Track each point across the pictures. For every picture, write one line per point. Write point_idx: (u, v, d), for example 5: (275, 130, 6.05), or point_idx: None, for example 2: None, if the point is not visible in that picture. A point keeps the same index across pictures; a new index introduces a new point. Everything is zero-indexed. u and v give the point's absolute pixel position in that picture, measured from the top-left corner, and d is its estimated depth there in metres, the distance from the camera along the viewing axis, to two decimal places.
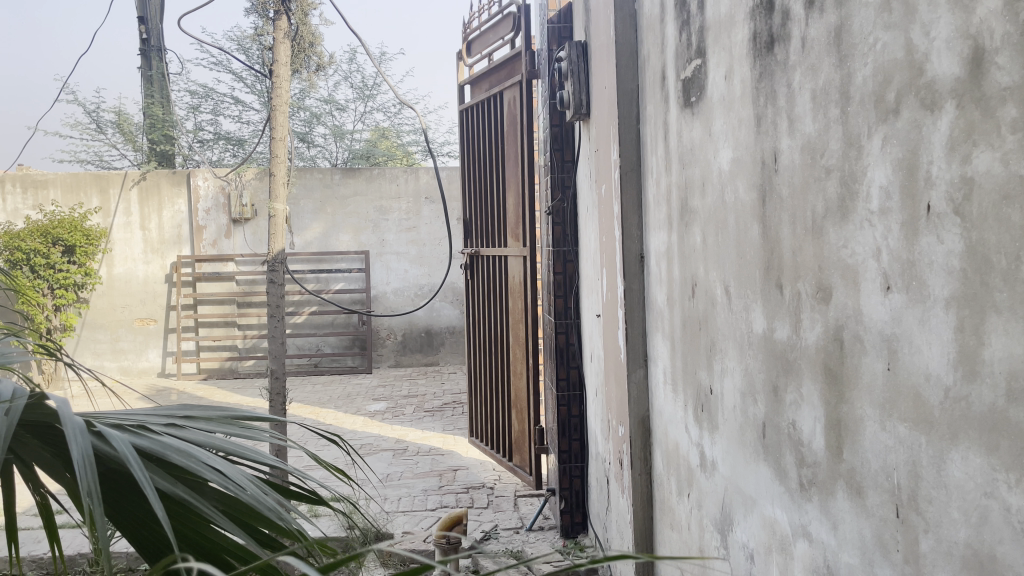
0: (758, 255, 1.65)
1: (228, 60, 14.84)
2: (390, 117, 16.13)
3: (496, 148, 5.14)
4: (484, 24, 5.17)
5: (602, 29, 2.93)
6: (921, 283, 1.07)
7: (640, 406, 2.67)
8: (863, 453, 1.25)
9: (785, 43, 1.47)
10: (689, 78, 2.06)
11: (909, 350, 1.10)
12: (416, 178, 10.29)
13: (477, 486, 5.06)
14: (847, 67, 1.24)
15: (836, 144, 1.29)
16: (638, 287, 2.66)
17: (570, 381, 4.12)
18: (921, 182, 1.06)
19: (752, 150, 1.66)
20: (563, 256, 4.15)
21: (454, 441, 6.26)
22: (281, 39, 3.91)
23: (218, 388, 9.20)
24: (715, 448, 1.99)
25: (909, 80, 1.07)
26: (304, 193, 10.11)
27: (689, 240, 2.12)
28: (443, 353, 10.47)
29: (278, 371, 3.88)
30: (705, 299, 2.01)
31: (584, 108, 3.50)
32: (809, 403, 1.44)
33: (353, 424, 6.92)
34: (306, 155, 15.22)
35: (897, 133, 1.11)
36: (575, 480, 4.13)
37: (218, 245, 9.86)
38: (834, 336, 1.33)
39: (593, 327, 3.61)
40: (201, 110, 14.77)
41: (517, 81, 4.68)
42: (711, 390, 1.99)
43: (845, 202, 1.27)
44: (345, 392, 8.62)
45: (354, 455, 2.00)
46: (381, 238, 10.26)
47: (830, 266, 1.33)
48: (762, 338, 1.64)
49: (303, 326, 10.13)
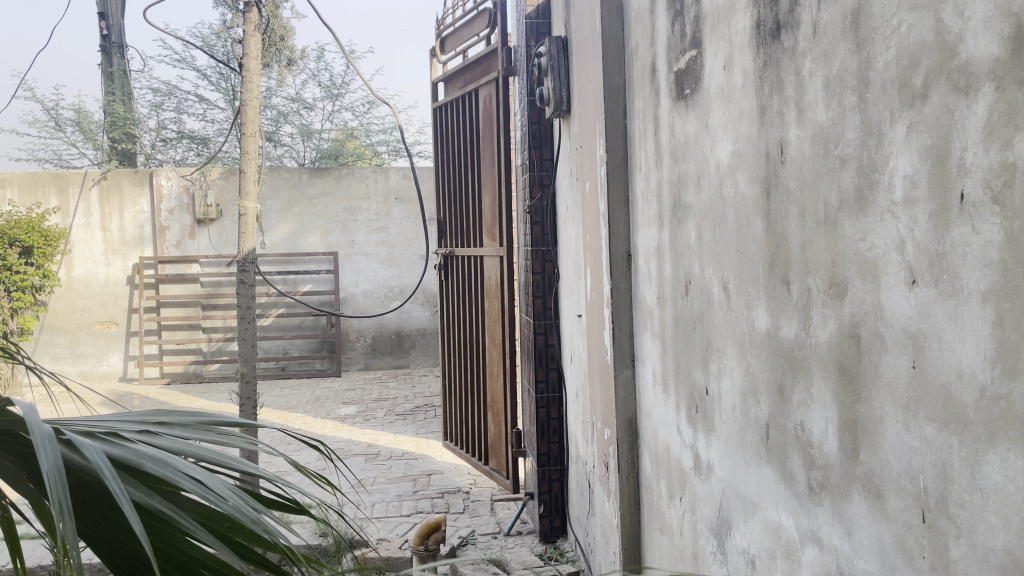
0: (761, 251, 1.60)
1: (191, 57, 14.55)
2: (358, 116, 15.94)
3: (471, 146, 5.06)
4: (458, 20, 5.09)
5: (585, 24, 2.88)
6: (952, 276, 1.02)
7: (626, 407, 2.61)
8: (883, 455, 1.19)
9: (794, 30, 1.42)
10: (683, 70, 2.00)
11: (938, 347, 1.05)
12: (386, 177, 10.16)
13: (453, 490, 4.98)
14: (866, 52, 1.19)
15: (853, 132, 1.24)
16: (625, 285, 2.60)
17: (548, 383, 4.05)
18: (954, 169, 1.01)
19: (755, 142, 1.61)
20: (542, 255, 4.06)
21: (428, 445, 6.16)
22: (252, 33, 3.79)
23: (182, 393, 8.98)
24: (711, 450, 1.93)
25: (939, 63, 1.03)
26: (271, 193, 9.95)
27: (683, 237, 2.06)
28: (414, 355, 10.35)
29: (248, 375, 3.75)
30: (700, 297, 1.96)
31: (564, 104, 3.43)
32: (819, 403, 1.39)
33: (322, 429, 6.79)
34: (272, 155, 14.99)
35: (925, 119, 1.06)
36: (554, 484, 4.05)
37: (182, 246, 9.63)
38: (849, 333, 1.28)
39: (574, 327, 3.55)
40: (164, 108, 14.47)
41: (492, 78, 4.61)
42: (706, 390, 1.94)
43: (862, 193, 1.22)
44: (314, 395, 8.47)
45: (335, 460, 1.91)
46: (351, 239, 10.13)
47: (846, 260, 1.27)
48: (766, 337, 1.59)
49: (270, 329, 9.95)
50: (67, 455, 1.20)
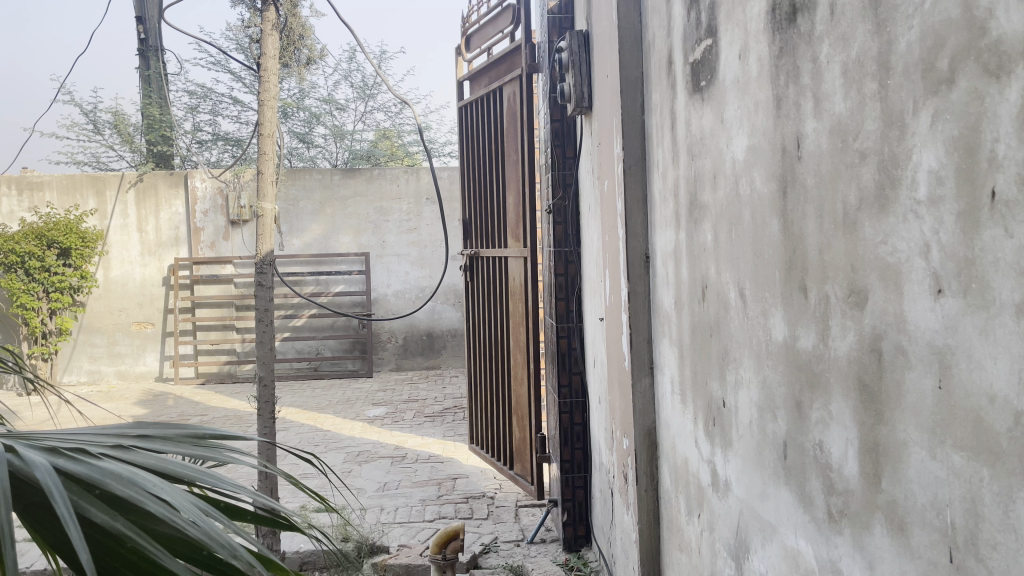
0: (777, 254, 1.47)
1: (226, 60, 14.70)
2: (391, 116, 15.97)
3: (495, 145, 4.97)
4: (483, 17, 5.00)
5: (603, 15, 2.77)
6: (983, 286, 0.89)
7: (645, 417, 2.49)
8: (907, 483, 1.06)
9: (810, 13, 1.29)
10: (699, 61, 1.88)
11: (967, 366, 0.92)
12: (417, 178, 10.15)
13: (477, 495, 4.89)
14: (887, 34, 1.07)
15: (873, 123, 1.11)
16: (644, 289, 2.48)
17: (572, 388, 3.96)
18: (984, 164, 0.88)
19: (771, 136, 1.48)
20: (564, 257, 3.97)
21: (455, 448, 6.09)
22: (269, 32, 3.75)
23: (216, 393, 9.04)
24: (729, 466, 1.81)
25: (967, 42, 0.90)
26: (303, 195, 9.99)
27: (699, 239, 1.94)
28: (445, 356, 10.30)
29: (266, 378, 3.71)
30: (717, 303, 1.83)
31: (585, 100, 3.32)
32: (839, 422, 1.26)
33: (350, 430, 6.75)
34: (305, 156, 15.10)
35: (952, 107, 0.93)
36: (577, 491, 3.94)
37: (216, 247, 9.70)
38: (870, 346, 1.15)
39: (596, 330, 3.44)
40: (200, 110, 14.66)
41: (517, 75, 4.51)
42: (724, 403, 1.81)
43: (883, 191, 1.09)
44: (344, 396, 8.45)
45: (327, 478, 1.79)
46: (382, 239, 10.13)
47: (866, 264, 1.15)
48: (783, 347, 1.47)
49: (303, 329, 9.98)
50: (23, 471, 1.10)
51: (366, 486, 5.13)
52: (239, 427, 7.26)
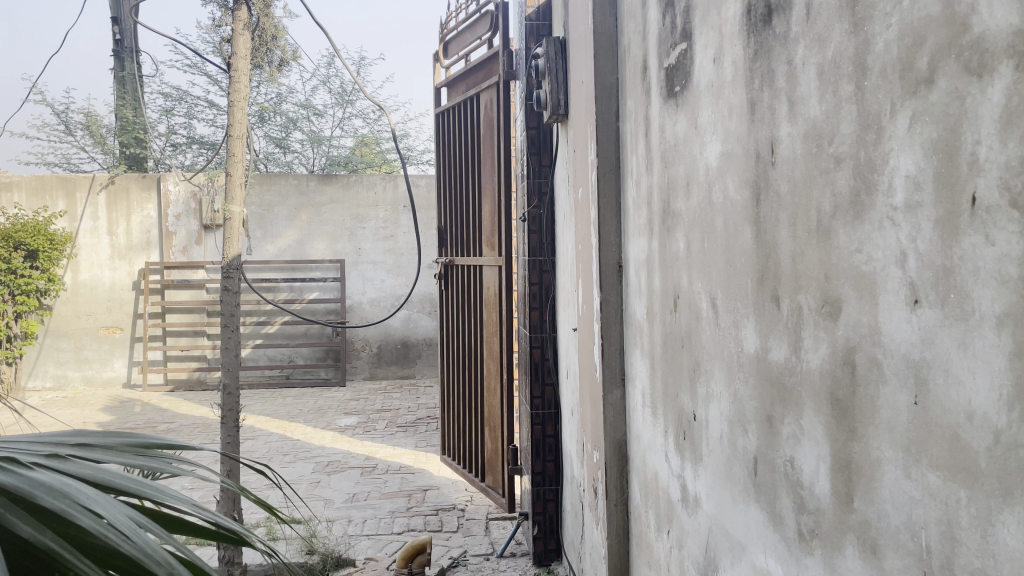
0: (749, 263, 1.43)
1: (202, 63, 14.56)
2: (369, 123, 15.89)
3: (472, 152, 4.92)
4: (461, 24, 4.95)
5: (579, 20, 2.73)
6: (962, 296, 0.84)
7: (616, 430, 2.43)
8: (880, 504, 1.01)
9: (785, 14, 1.25)
10: (673, 66, 1.84)
11: (945, 382, 0.87)
12: (394, 185, 10.11)
13: (447, 508, 4.81)
14: (865, 33, 1.02)
15: (848, 127, 1.07)
16: (616, 299, 2.43)
17: (544, 399, 3.87)
18: (964, 168, 0.83)
19: (744, 142, 1.44)
20: (539, 265, 3.90)
21: (427, 459, 6.01)
22: (240, 31, 3.67)
23: (184, 400, 8.87)
24: (699, 482, 1.75)
25: (948, 40, 0.85)
26: (278, 200, 9.88)
27: (672, 247, 1.89)
28: (419, 366, 10.22)
29: (230, 386, 3.61)
30: (688, 313, 1.78)
31: (561, 108, 3.28)
32: (811, 438, 1.21)
33: (321, 440, 6.65)
34: (281, 161, 15.00)
35: (930, 108, 0.89)
36: (549, 504, 3.87)
37: (188, 252, 9.57)
38: (843, 358, 1.10)
39: (569, 340, 3.39)
40: (175, 113, 14.51)
41: (494, 82, 4.46)
42: (694, 416, 1.76)
43: (859, 197, 1.05)
44: (316, 405, 8.34)
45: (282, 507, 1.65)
46: (358, 247, 10.05)
47: (839, 273, 1.10)
48: (754, 359, 1.42)
49: (275, 336, 9.86)
50: None
51: (334, 497, 5.02)
52: (206, 435, 7.12)
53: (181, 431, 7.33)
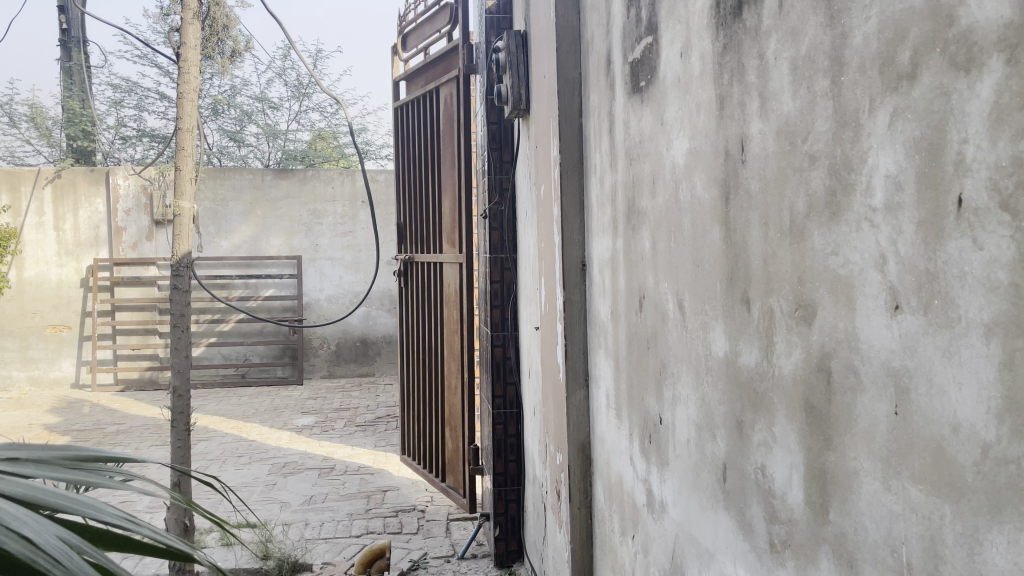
0: (718, 264, 1.38)
1: (153, 54, 14.20)
2: (326, 117, 15.66)
3: (432, 148, 4.84)
4: (420, 16, 4.86)
5: (541, 14, 2.67)
6: (947, 303, 0.80)
7: (579, 432, 2.38)
8: (858, 516, 0.98)
9: (756, 6, 1.21)
10: (638, 60, 1.79)
11: (928, 392, 0.83)
12: (352, 180, 9.96)
13: (407, 509, 4.73)
14: (841, 26, 0.98)
15: (824, 124, 1.03)
16: (580, 298, 2.38)
17: (506, 398, 3.81)
18: (949, 168, 0.79)
19: (713, 139, 1.39)
20: (501, 263, 3.84)
21: (386, 459, 5.91)
22: (189, 20, 3.53)
23: (135, 401, 8.62)
24: (665, 487, 1.71)
25: (933, 32, 0.81)
26: (233, 195, 9.66)
27: (637, 247, 1.84)
28: (379, 363, 10.10)
29: (181, 389, 3.48)
30: (654, 314, 1.74)
31: (522, 103, 3.22)
32: (783, 446, 1.17)
33: (277, 440, 6.51)
34: (236, 155, 14.70)
35: (913, 105, 0.85)
36: (510, 505, 3.82)
37: (139, 248, 9.30)
38: (818, 365, 1.06)
39: (531, 339, 3.34)
40: (124, 105, 14.12)
41: (453, 76, 4.39)
42: (660, 420, 1.72)
43: (835, 197, 1.01)
44: (272, 404, 8.17)
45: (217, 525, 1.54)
46: (315, 242, 9.88)
47: (813, 277, 1.06)
48: (723, 363, 1.37)
49: (230, 334, 9.66)
50: None
51: (290, 500, 4.90)
52: (157, 436, 6.92)
53: (131, 432, 7.12)
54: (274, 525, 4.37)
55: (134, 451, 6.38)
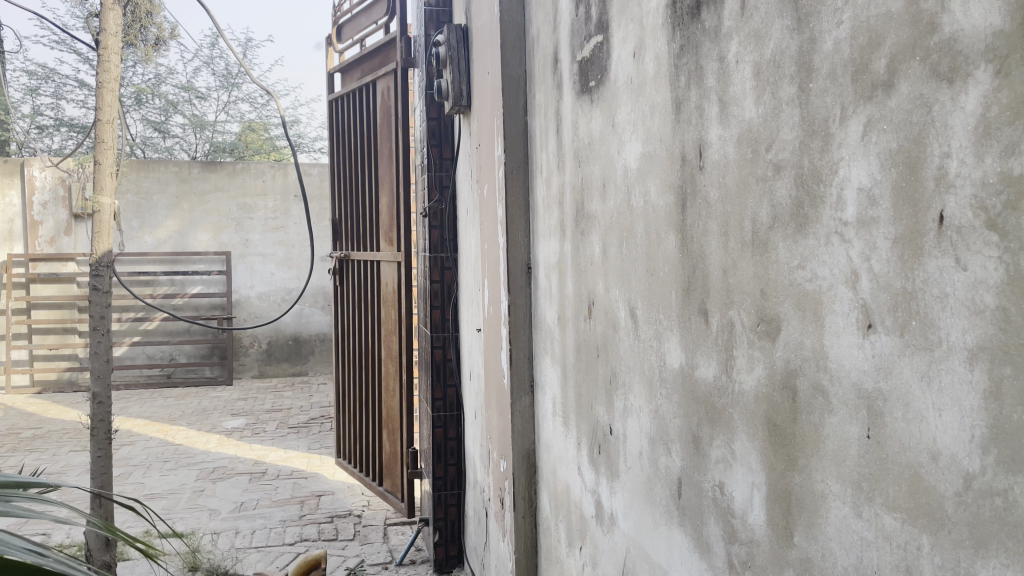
0: (673, 273, 1.34)
1: (72, 40, 13.57)
2: (256, 108, 15.24)
3: (368, 142, 4.70)
4: (355, 7, 4.73)
5: (483, 7, 2.60)
6: (926, 325, 0.77)
7: (524, 439, 2.33)
8: (825, 541, 0.94)
9: (715, 8, 1.16)
10: (588, 59, 1.73)
11: (904, 418, 0.80)
12: (284, 174, 9.71)
13: (343, 514, 4.60)
14: (809, 30, 0.94)
15: (790, 132, 0.98)
16: (525, 302, 2.32)
17: (446, 401, 3.73)
18: (930, 182, 0.75)
19: (668, 143, 1.35)
20: (441, 262, 3.76)
21: (321, 462, 5.76)
22: (110, 6, 3.34)
23: (54, 404, 8.21)
24: (615, 499, 1.66)
25: (912, 40, 0.77)
26: (157, 188, 9.29)
27: (587, 251, 1.79)
28: (312, 362, 9.89)
29: (101, 395, 3.30)
30: (604, 321, 1.69)
31: (463, 99, 3.15)
32: (743, 464, 1.13)
33: (205, 444, 6.27)
34: (160, 147, 14.18)
35: (890, 115, 0.81)
36: (450, 509, 3.75)
37: (56, 243, 8.88)
38: (782, 382, 1.02)
39: (473, 341, 3.27)
40: (40, 93, 13.46)
41: (391, 69, 4.28)
42: (610, 430, 1.68)
43: (801, 209, 0.97)
44: (200, 406, 7.89)
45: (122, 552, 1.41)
46: (245, 238, 9.60)
47: (778, 290, 1.02)
48: (678, 374, 1.33)
49: (154, 333, 9.30)
50: None
51: (220, 507, 4.72)
52: (76, 441, 6.60)
53: (48, 437, 6.77)
54: (202, 535, 4.19)
55: (50, 457, 6.06)
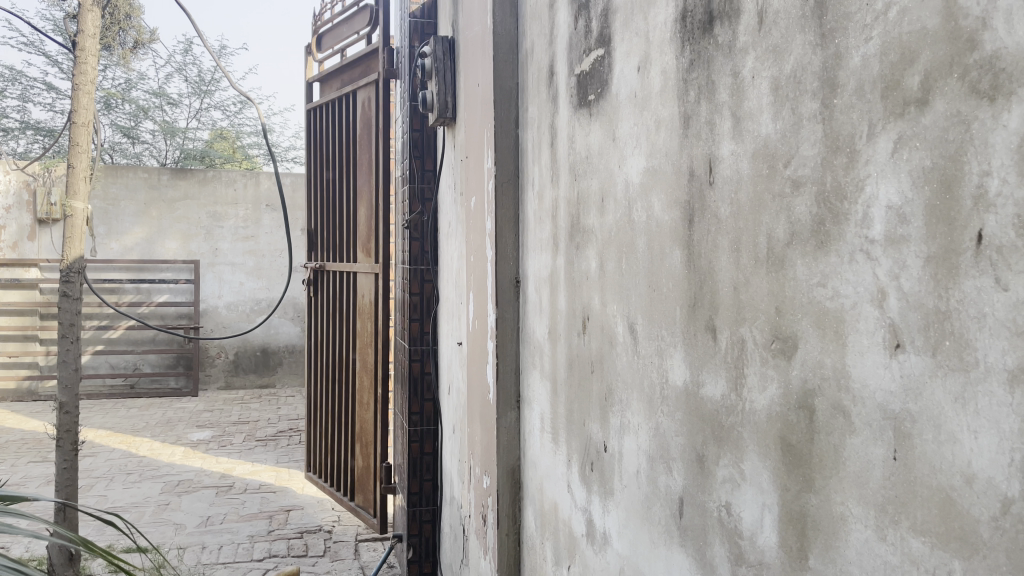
0: (679, 288, 1.32)
1: (41, 42, 13.33)
2: (228, 115, 15.08)
3: (347, 153, 4.66)
4: (337, 16, 4.69)
5: (474, 19, 2.59)
6: (962, 346, 0.75)
7: (509, 455, 2.29)
8: (844, 565, 0.92)
9: (730, 22, 1.15)
10: (587, 72, 1.72)
11: (935, 439, 0.78)
12: (257, 183, 9.60)
13: (313, 529, 4.50)
14: (834, 46, 0.93)
15: (811, 148, 0.97)
16: (513, 316, 2.29)
17: (423, 415, 3.67)
18: (967, 202, 0.75)
19: (675, 159, 1.33)
20: (421, 275, 3.71)
21: (289, 476, 5.65)
22: (88, 7, 3.27)
23: (12, 413, 7.98)
24: (608, 518, 1.64)
25: (950, 58, 0.76)
26: (126, 194, 9.13)
27: (582, 265, 1.77)
28: (280, 374, 9.75)
29: (68, 404, 3.21)
30: (600, 337, 1.67)
31: (449, 111, 3.14)
32: (753, 485, 1.11)
33: (170, 456, 6.13)
34: (129, 152, 13.97)
35: (924, 133, 0.80)
36: (425, 526, 3.69)
37: (18, 248, 8.71)
38: (798, 402, 1.01)
39: (453, 355, 3.23)
40: (6, 94, 13.19)
41: (373, 79, 4.24)
42: (605, 447, 1.65)
43: (822, 225, 0.95)
44: (164, 417, 7.72)
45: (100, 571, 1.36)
46: (215, 246, 9.46)
47: (796, 308, 1.01)
48: (683, 392, 1.31)
49: (118, 342, 9.09)
50: None
51: (185, 521, 4.59)
52: (36, 451, 6.40)
53: (5, 447, 6.56)
54: (167, 550, 4.08)
55: (9, 468, 5.87)
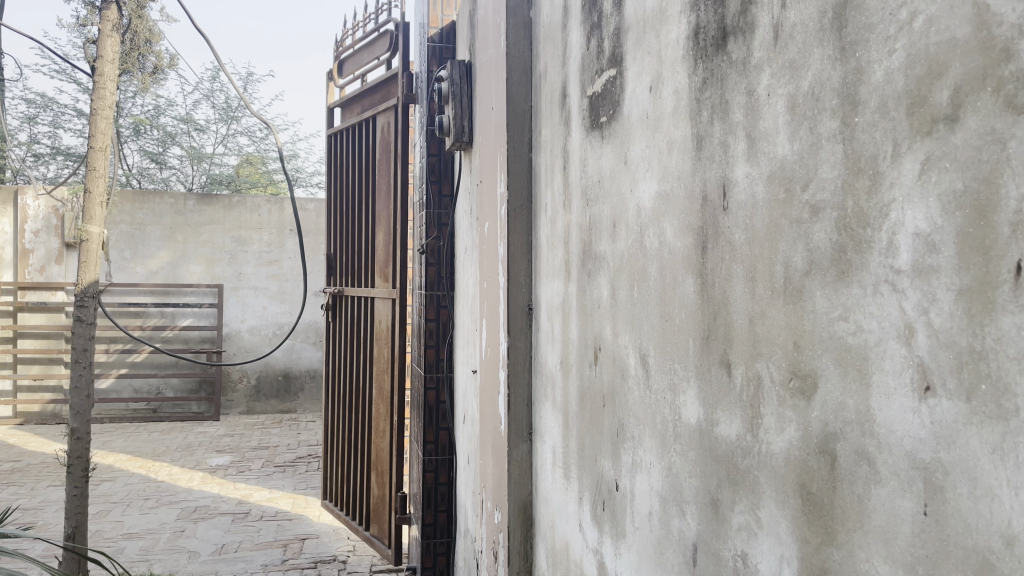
0: (692, 320, 1.24)
1: (72, 69, 13.63)
2: (254, 142, 15.27)
3: (367, 178, 4.64)
4: (358, 42, 4.70)
5: (489, 42, 2.55)
6: (1002, 389, 0.67)
7: (520, 489, 2.21)
8: None
9: (744, 38, 1.09)
10: (599, 94, 1.66)
11: (970, 494, 0.70)
12: (281, 208, 9.67)
13: (327, 559, 4.41)
14: (856, 60, 0.86)
15: (831, 170, 0.90)
16: (526, 344, 2.22)
17: (438, 444, 3.60)
18: (1004, 229, 0.67)
19: (687, 183, 1.26)
20: (437, 300, 3.66)
21: (306, 503, 5.59)
22: (107, 33, 3.29)
23: (36, 436, 8.04)
24: (619, 562, 1.55)
25: (981, 69, 0.69)
26: (152, 219, 9.22)
27: (594, 294, 1.70)
28: (302, 400, 9.74)
29: (80, 431, 3.18)
30: (611, 368, 1.60)
31: (465, 135, 3.09)
32: (771, 535, 1.02)
33: (188, 482, 6.10)
34: (157, 178, 14.18)
35: (954, 152, 0.72)
36: (439, 558, 3.60)
37: (46, 272, 8.81)
38: (818, 446, 0.92)
39: (468, 383, 3.16)
40: (38, 121, 13.47)
41: (392, 104, 4.23)
42: (616, 486, 1.57)
43: (843, 254, 0.87)
44: (185, 442, 7.72)
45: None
46: (239, 271, 9.52)
47: (816, 344, 0.93)
48: (697, 432, 1.23)
49: (142, 365, 9.14)
50: None
51: (199, 550, 4.53)
52: (56, 475, 6.42)
53: (26, 471, 6.58)
54: None
55: (27, 492, 5.87)
